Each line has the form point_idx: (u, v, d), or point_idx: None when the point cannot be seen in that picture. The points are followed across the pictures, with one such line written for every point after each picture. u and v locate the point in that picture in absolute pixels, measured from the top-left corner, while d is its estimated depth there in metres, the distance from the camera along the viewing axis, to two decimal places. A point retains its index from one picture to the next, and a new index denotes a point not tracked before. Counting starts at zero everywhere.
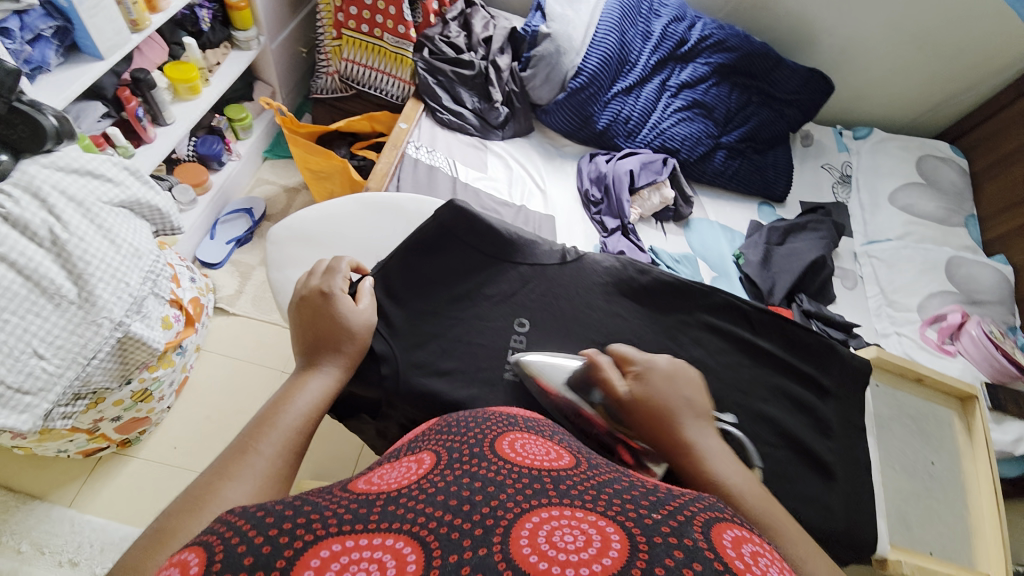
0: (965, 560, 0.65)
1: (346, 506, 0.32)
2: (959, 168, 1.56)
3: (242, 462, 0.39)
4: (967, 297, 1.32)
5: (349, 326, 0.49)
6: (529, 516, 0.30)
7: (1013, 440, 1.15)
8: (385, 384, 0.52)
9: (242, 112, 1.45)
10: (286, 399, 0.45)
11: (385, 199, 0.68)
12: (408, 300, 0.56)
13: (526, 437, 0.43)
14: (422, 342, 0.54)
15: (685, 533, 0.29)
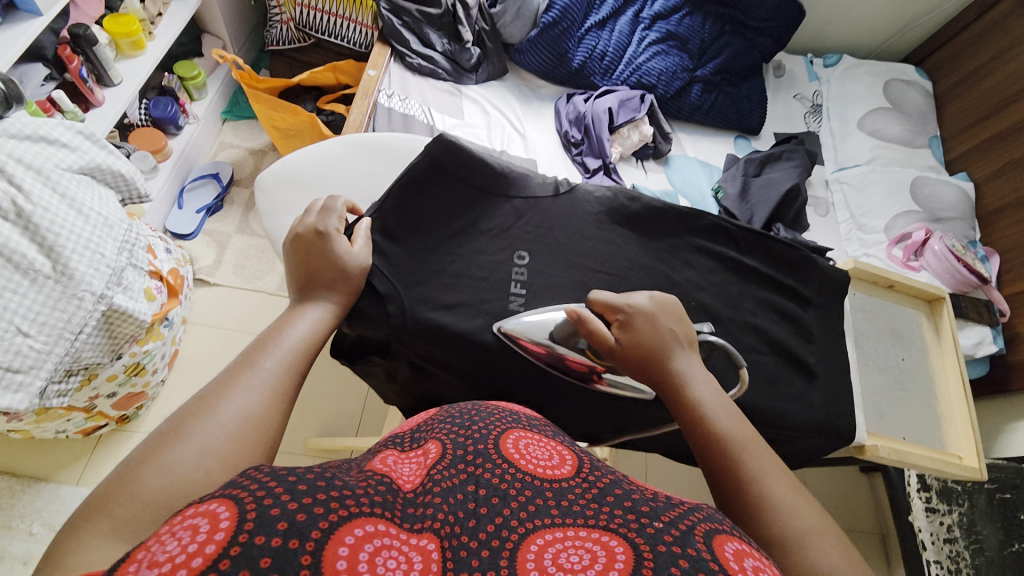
0: (941, 444, 0.69)
1: (371, 489, 0.34)
2: (924, 91, 1.59)
3: (245, 374, 0.41)
4: (931, 215, 1.38)
5: (343, 261, 0.49)
6: (534, 539, 0.33)
7: (974, 343, 1.23)
8: (392, 321, 0.52)
9: (193, 69, 1.35)
10: (287, 322, 0.46)
11: (371, 138, 0.66)
12: (405, 239, 0.55)
13: (529, 435, 0.44)
14: (425, 278, 0.54)
15: (688, 544, 0.32)
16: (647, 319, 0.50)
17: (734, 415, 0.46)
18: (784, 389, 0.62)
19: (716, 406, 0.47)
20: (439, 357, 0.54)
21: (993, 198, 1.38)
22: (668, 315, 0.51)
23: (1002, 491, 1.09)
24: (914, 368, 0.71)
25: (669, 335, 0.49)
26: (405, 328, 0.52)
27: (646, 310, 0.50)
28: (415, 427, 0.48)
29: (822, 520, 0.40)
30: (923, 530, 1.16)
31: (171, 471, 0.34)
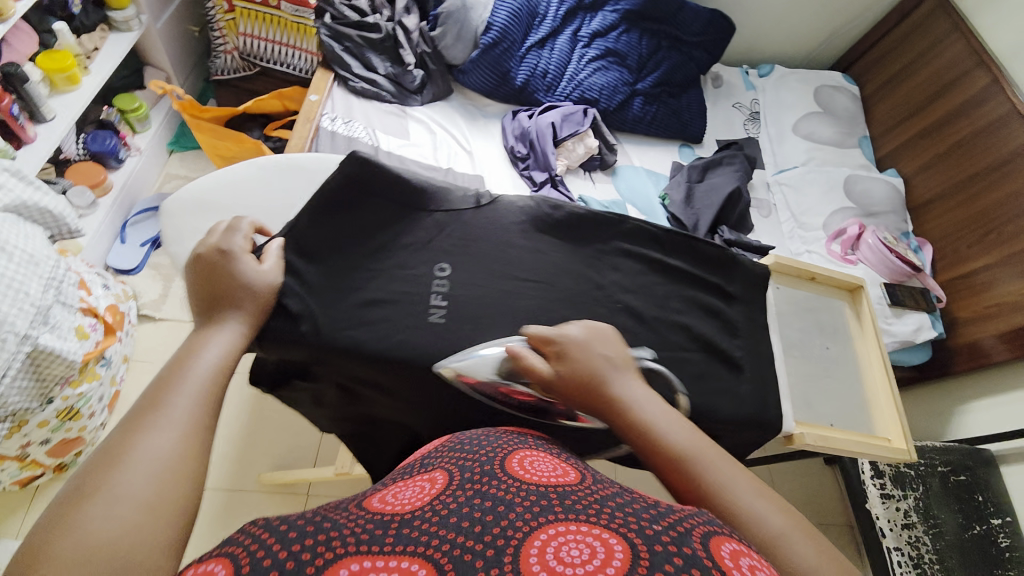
0: (870, 428, 0.71)
1: (361, 525, 0.35)
2: (852, 95, 1.69)
3: (155, 421, 0.37)
4: (864, 211, 1.45)
5: (244, 283, 0.47)
6: (538, 534, 0.34)
7: (912, 329, 1.27)
8: (306, 340, 0.51)
9: (134, 102, 1.33)
10: (193, 353, 0.43)
11: (290, 159, 0.57)
12: (325, 257, 0.55)
13: (536, 455, 0.47)
14: (342, 296, 0.53)
15: (683, 543, 0.34)
16: (580, 347, 0.48)
17: (686, 427, 0.45)
18: (712, 384, 0.64)
19: (664, 419, 0.45)
20: (363, 373, 0.54)
21: (921, 191, 1.46)
22: (602, 340, 0.50)
23: (957, 473, 1.16)
24: (839, 355, 0.75)
25: (604, 359, 0.48)
26: (320, 346, 0.51)
27: (581, 338, 0.48)
28: (424, 455, 0.49)
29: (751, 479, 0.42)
30: (881, 517, 1.11)
31: (93, 528, 0.31)
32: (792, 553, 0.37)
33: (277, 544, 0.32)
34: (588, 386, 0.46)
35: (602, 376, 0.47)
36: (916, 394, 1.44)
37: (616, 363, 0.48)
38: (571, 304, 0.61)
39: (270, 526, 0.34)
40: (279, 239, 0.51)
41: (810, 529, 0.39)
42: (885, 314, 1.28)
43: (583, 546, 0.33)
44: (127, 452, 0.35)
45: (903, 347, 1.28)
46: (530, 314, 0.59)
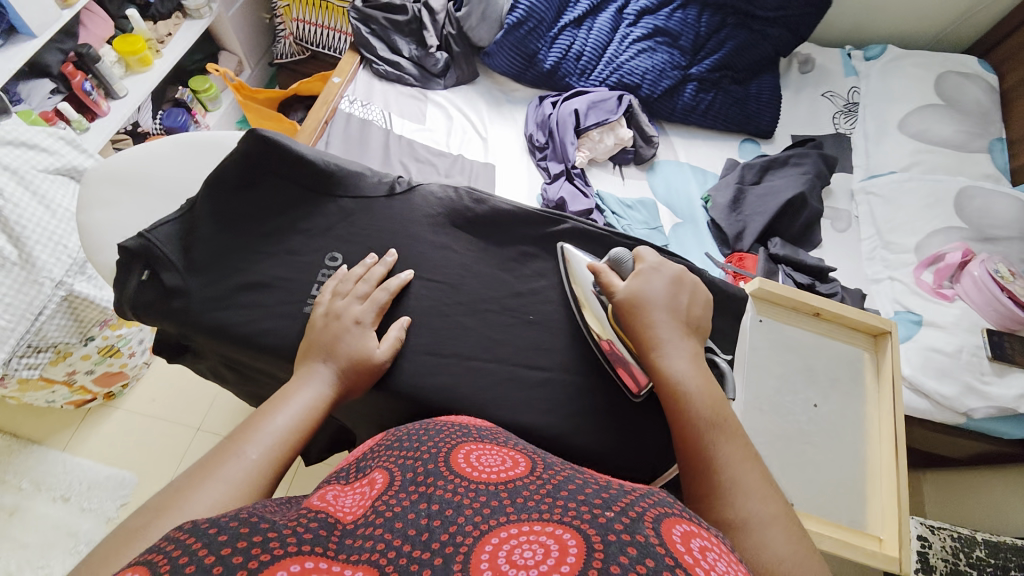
0: (858, 522, 0.58)
1: (304, 527, 0.31)
2: (990, 85, 1.30)
3: (226, 459, 0.40)
4: (977, 233, 1.10)
5: (362, 352, 0.49)
6: (488, 540, 0.30)
7: (1017, 395, 0.96)
8: (176, 316, 0.51)
9: (205, 83, 1.47)
10: (279, 403, 0.45)
11: (203, 136, 0.62)
12: (211, 233, 0.54)
13: (482, 448, 0.42)
14: (222, 276, 0.52)
15: (637, 530, 0.29)
16: (663, 283, 0.50)
17: (713, 389, 0.45)
18: (629, 427, 0.53)
19: (700, 387, 0.45)
20: (237, 355, 0.53)
21: None
22: (685, 288, 0.50)
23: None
24: (831, 416, 0.62)
25: (676, 304, 0.49)
26: (190, 323, 0.51)
27: (670, 275, 0.50)
28: (362, 456, 0.45)
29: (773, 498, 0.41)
30: None
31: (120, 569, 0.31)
32: (764, 535, 0.38)
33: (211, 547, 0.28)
34: (639, 319, 0.48)
35: (665, 312, 0.48)
36: (1012, 475, 1.11)
37: (685, 311, 0.49)
38: (472, 313, 0.55)
39: (203, 526, 0.30)
40: (391, 252, 0.55)
41: (823, 572, 0.37)
42: (981, 370, 0.98)
43: (538, 546, 0.29)
44: (180, 501, 0.36)
45: (1002, 416, 0.98)
46: (419, 315, 0.54)
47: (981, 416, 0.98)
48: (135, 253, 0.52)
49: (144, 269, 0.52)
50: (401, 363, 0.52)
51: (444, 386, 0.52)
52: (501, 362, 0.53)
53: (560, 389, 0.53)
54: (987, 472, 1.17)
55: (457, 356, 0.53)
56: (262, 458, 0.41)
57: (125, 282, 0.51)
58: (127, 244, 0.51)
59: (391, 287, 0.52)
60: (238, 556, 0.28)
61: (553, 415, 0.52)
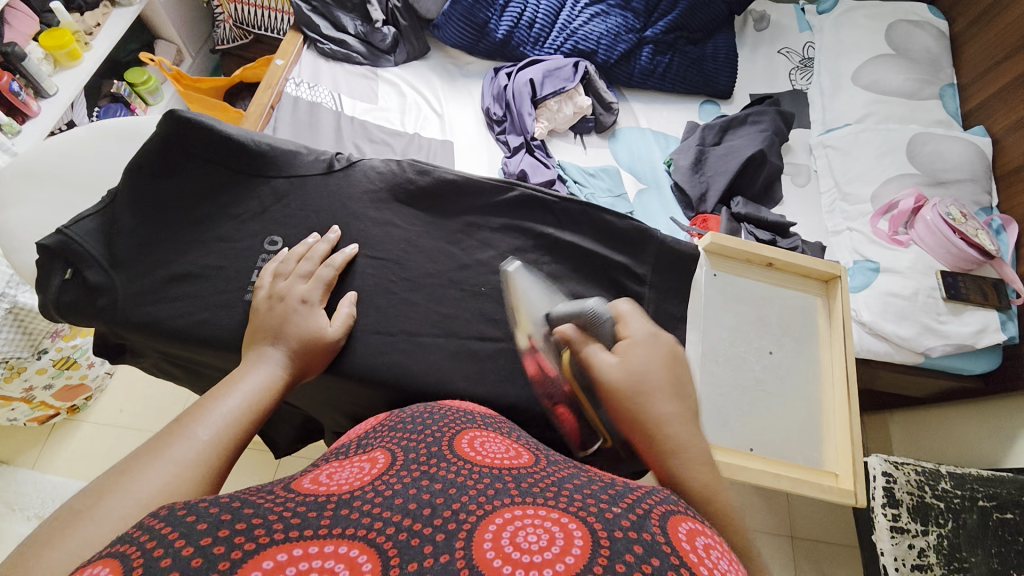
0: (816, 462, 0.61)
1: (293, 508, 0.29)
2: (937, 32, 1.32)
3: (172, 440, 0.37)
4: (930, 178, 1.13)
5: (311, 330, 0.47)
6: (491, 520, 0.29)
7: (972, 332, 1.00)
8: (104, 314, 0.48)
9: (143, 75, 1.38)
10: (229, 385, 0.43)
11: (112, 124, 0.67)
12: (139, 224, 0.50)
13: (486, 433, 0.42)
14: (149, 270, 0.49)
15: (643, 529, 0.29)
16: (645, 349, 0.44)
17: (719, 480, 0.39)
18: None
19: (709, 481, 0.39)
20: (175, 352, 0.51)
21: (1012, 154, 1.12)
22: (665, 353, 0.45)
23: (1002, 510, 0.93)
24: (785, 361, 0.63)
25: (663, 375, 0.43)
26: (117, 322, 0.48)
27: (648, 341, 0.44)
28: (361, 434, 0.45)
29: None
30: (887, 554, 0.94)
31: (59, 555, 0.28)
32: None
33: (191, 534, 0.26)
34: (629, 398, 0.42)
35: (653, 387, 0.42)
36: (972, 409, 1.16)
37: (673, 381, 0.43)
38: (421, 289, 0.53)
39: (179, 512, 0.28)
40: (332, 229, 0.53)
41: None
42: (937, 310, 1.02)
43: (542, 532, 0.29)
44: (123, 483, 0.33)
45: (958, 353, 1.02)
46: (365, 295, 0.52)
47: (938, 354, 1.02)
48: (54, 252, 0.48)
49: (66, 267, 0.48)
50: (348, 345, 0.50)
51: (393, 364, 0.50)
52: (452, 336, 0.52)
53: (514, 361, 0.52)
54: (949, 408, 1.22)
55: (407, 334, 0.52)
56: (215, 440, 0.38)
57: (47, 282, 0.48)
58: (43, 242, 0.47)
59: (337, 262, 0.51)
60: (220, 546, 0.26)
61: (507, 384, 0.51)
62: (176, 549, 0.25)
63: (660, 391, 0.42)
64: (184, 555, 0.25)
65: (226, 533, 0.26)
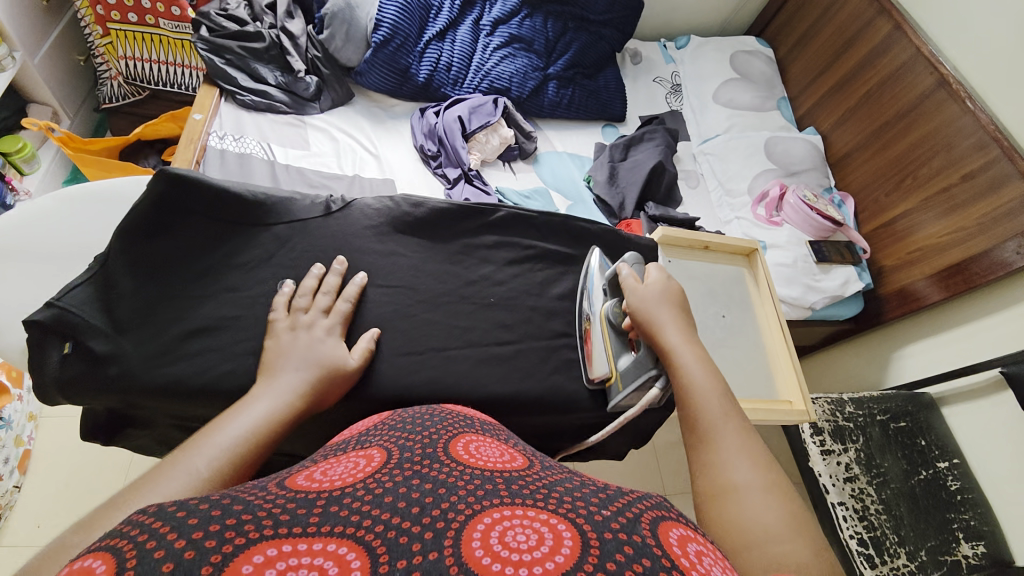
0: (774, 394, 0.77)
1: (284, 504, 0.30)
2: (766, 58, 1.68)
3: (168, 477, 0.36)
4: (786, 171, 1.43)
5: (334, 358, 0.51)
6: (480, 519, 0.31)
7: (840, 284, 1.27)
8: (116, 384, 0.48)
9: (17, 142, 1.24)
10: (232, 417, 0.43)
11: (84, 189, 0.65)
12: (139, 282, 0.51)
13: (482, 439, 0.45)
14: (160, 330, 0.50)
15: (634, 531, 0.31)
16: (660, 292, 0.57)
17: (722, 398, 0.50)
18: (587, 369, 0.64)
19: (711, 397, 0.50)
20: (192, 411, 0.51)
21: (839, 145, 1.47)
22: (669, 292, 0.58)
23: (898, 421, 1.19)
24: (736, 322, 0.80)
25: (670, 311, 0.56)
26: (135, 387, 0.48)
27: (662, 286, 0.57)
28: (364, 431, 0.46)
29: (792, 511, 0.40)
30: (823, 473, 1.13)
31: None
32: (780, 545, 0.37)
33: (183, 529, 0.26)
34: (648, 326, 0.55)
35: (665, 316, 0.55)
36: (854, 346, 1.46)
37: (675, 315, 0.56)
38: (437, 307, 0.60)
39: (168, 508, 0.28)
40: (340, 259, 0.56)
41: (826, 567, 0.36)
42: (812, 272, 1.28)
43: (531, 532, 0.31)
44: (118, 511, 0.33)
45: (834, 303, 1.28)
46: (387, 321, 0.57)
47: (820, 305, 1.28)
48: (48, 327, 0.47)
49: (64, 341, 0.48)
50: (379, 369, 0.55)
51: (428, 378, 0.56)
52: (473, 344, 0.60)
53: (526, 355, 0.62)
54: (834, 351, 1.53)
55: (430, 350, 0.58)
56: (209, 469, 0.38)
57: (43, 359, 0.47)
58: (34, 318, 0.46)
59: (351, 295, 0.55)
60: (212, 539, 0.26)
61: (531, 378, 0.61)
62: (167, 541, 0.26)
63: (668, 323, 0.55)
64: (177, 547, 0.25)
65: (218, 526, 0.27)
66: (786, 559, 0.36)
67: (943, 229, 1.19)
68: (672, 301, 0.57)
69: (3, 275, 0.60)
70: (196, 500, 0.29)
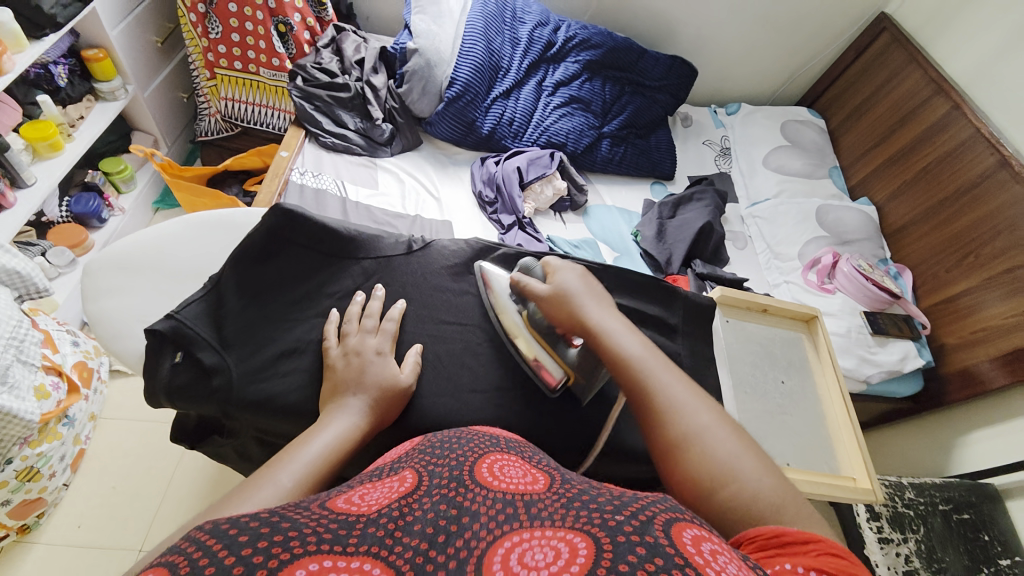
0: (835, 469, 0.76)
1: (325, 524, 0.31)
2: (817, 128, 1.71)
3: (261, 485, 0.40)
4: (838, 239, 1.42)
5: (389, 379, 0.54)
6: (501, 544, 0.31)
7: (897, 359, 1.23)
8: (217, 395, 0.55)
9: (119, 164, 1.40)
10: (314, 433, 0.47)
11: (210, 216, 0.71)
12: (245, 304, 0.58)
13: (507, 459, 0.45)
14: (258, 348, 0.57)
15: (647, 532, 0.30)
16: (570, 273, 0.58)
17: (649, 351, 0.52)
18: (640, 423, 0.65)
19: (644, 357, 0.51)
20: (275, 425, 0.57)
21: (894, 217, 1.45)
22: (578, 272, 0.59)
23: (959, 512, 1.10)
24: (795, 388, 0.80)
25: (587, 289, 0.56)
26: (231, 399, 0.55)
27: (570, 267, 0.58)
28: (400, 457, 0.47)
29: (737, 435, 0.46)
30: (881, 564, 1.08)
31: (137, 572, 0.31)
32: (742, 471, 0.43)
33: (232, 546, 0.27)
34: (568, 310, 0.55)
35: (584, 297, 0.56)
36: (915, 428, 1.37)
37: (591, 292, 0.56)
38: (502, 349, 0.65)
39: (222, 525, 0.29)
40: (377, 286, 0.61)
41: (767, 464, 0.44)
42: (867, 343, 1.24)
43: (548, 548, 0.30)
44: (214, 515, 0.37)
45: (891, 378, 1.23)
46: (455, 356, 0.63)
47: (876, 380, 1.23)
48: (166, 336, 0.54)
49: (176, 351, 0.55)
50: (445, 402, 0.60)
51: (491, 417, 0.61)
52: (534, 388, 0.64)
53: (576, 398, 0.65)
54: (891, 430, 1.44)
55: (494, 389, 0.62)
56: (297, 484, 0.41)
57: (158, 366, 0.54)
58: (157, 328, 0.53)
59: (395, 315, 0.60)
60: (258, 554, 0.27)
61: (589, 428, 0.64)
62: (216, 557, 0.27)
63: (587, 301, 0.55)
64: (225, 563, 0.26)
65: (263, 544, 0.28)
66: (748, 491, 0.41)
67: (1007, 312, 1.15)
68: (585, 280, 0.58)
69: (127, 288, 0.67)
70: (245, 518, 0.30)
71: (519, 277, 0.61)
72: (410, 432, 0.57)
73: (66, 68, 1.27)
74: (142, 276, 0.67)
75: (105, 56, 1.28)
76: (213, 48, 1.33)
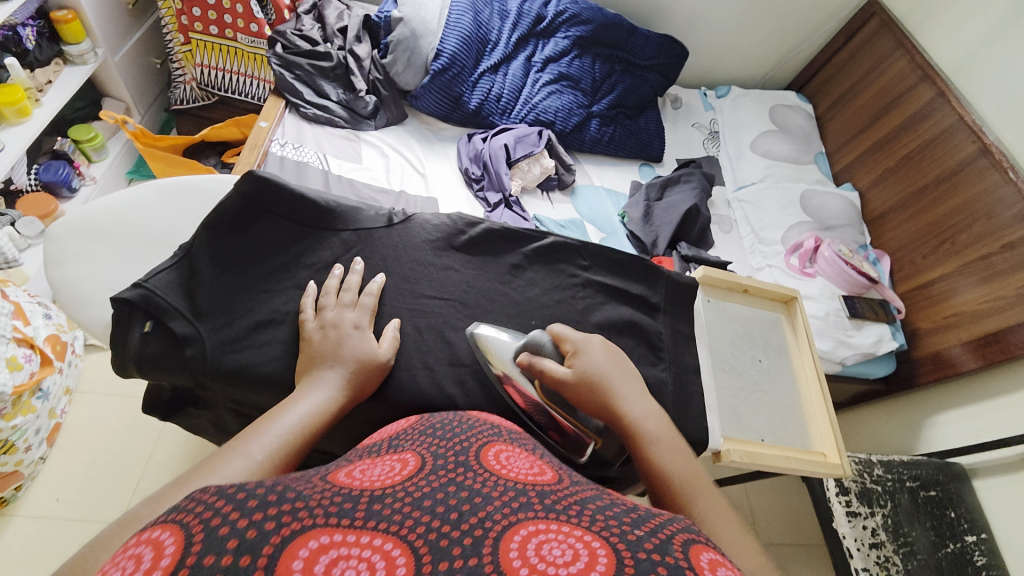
0: (807, 444, 0.78)
1: (331, 498, 0.31)
2: (805, 114, 1.71)
3: (229, 457, 0.39)
4: (821, 224, 1.43)
5: (368, 351, 0.53)
6: (516, 530, 0.30)
7: (872, 342, 1.26)
8: (190, 364, 0.54)
9: (89, 132, 1.34)
10: (288, 406, 0.46)
11: (181, 182, 0.68)
12: (219, 273, 0.57)
13: (512, 450, 0.44)
14: (234, 318, 0.56)
15: (668, 551, 0.29)
16: (592, 348, 0.57)
17: (659, 426, 0.52)
18: None
19: (655, 430, 0.51)
20: (251, 397, 0.56)
21: (876, 204, 1.47)
22: (601, 348, 0.58)
23: (927, 488, 1.15)
24: (772, 367, 0.82)
25: (611, 365, 0.56)
26: (205, 369, 0.54)
27: (591, 342, 0.58)
28: (393, 436, 0.46)
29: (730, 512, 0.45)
30: (848, 536, 1.05)
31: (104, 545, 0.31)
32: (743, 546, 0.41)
33: (243, 509, 0.27)
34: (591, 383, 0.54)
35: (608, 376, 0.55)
36: (885, 409, 1.42)
37: (612, 367, 0.56)
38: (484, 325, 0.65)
39: (228, 489, 0.29)
40: (357, 259, 0.60)
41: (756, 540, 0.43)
42: (845, 327, 1.27)
43: (567, 547, 0.29)
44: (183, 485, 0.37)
45: (865, 360, 1.26)
46: (437, 331, 0.62)
47: (851, 362, 1.26)
48: (136, 305, 0.53)
49: (146, 320, 0.54)
50: (426, 376, 0.59)
51: (472, 392, 0.61)
52: None
53: None
54: (862, 412, 1.49)
55: (476, 366, 0.62)
56: (266, 458, 0.41)
57: (127, 334, 0.53)
58: (125, 296, 0.52)
59: (374, 290, 0.59)
60: (269, 521, 0.27)
61: None
62: (229, 518, 0.27)
63: (612, 378, 0.55)
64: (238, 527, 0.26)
65: (273, 511, 0.28)
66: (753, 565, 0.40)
67: (979, 297, 1.18)
68: (609, 356, 0.57)
69: (93, 255, 0.64)
70: (252, 484, 0.30)
71: (531, 357, 0.57)
72: (390, 405, 0.57)
73: (35, 31, 1.19)
74: (110, 243, 0.65)
75: (76, 18, 1.21)
76: (187, 10, 1.27)
